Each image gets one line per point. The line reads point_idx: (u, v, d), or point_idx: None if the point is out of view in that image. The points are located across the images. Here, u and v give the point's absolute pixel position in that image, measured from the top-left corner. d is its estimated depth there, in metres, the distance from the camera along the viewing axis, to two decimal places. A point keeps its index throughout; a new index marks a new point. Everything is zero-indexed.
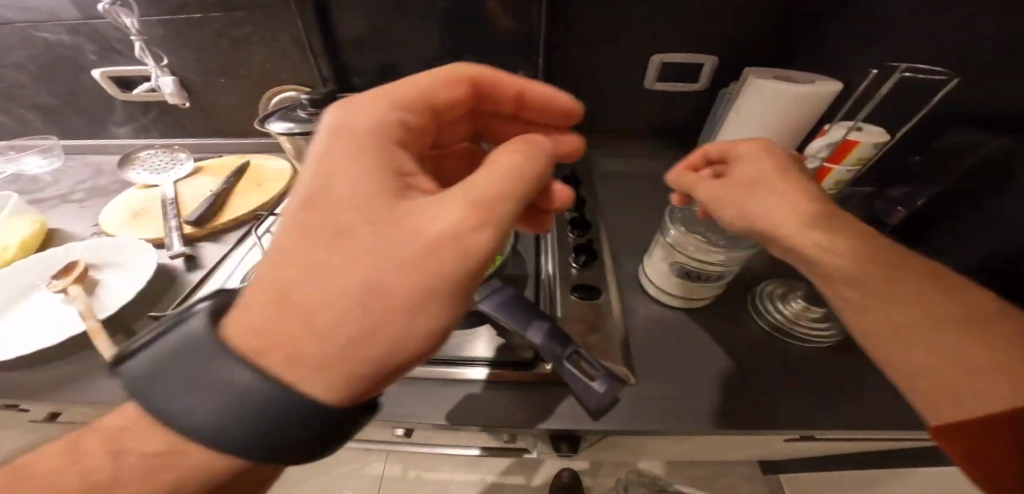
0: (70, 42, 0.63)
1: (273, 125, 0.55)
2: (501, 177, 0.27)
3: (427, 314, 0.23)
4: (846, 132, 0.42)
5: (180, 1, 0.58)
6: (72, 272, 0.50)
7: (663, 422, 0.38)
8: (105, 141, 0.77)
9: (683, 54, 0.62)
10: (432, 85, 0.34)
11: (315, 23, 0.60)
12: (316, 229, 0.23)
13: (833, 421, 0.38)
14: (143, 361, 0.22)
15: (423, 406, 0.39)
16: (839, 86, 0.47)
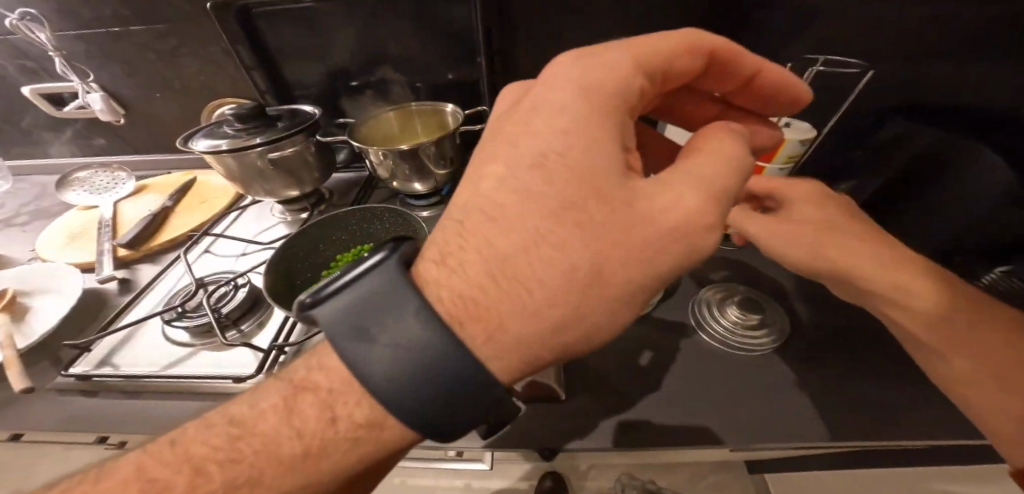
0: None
1: (201, 143, 0.54)
2: (728, 169, 0.22)
3: (630, 310, 0.20)
4: None
5: (95, 14, 0.56)
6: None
7: (638, 435, 0.36)
8: (47, 161, 0.75)
9: None
10: (670, 47, 0.26)
11: (240, 32, 0.59)
12: (549, 192, 0.20)
13: (834, 427, 0.35)
14: (341, 302, 0.19)
15: None
16: None
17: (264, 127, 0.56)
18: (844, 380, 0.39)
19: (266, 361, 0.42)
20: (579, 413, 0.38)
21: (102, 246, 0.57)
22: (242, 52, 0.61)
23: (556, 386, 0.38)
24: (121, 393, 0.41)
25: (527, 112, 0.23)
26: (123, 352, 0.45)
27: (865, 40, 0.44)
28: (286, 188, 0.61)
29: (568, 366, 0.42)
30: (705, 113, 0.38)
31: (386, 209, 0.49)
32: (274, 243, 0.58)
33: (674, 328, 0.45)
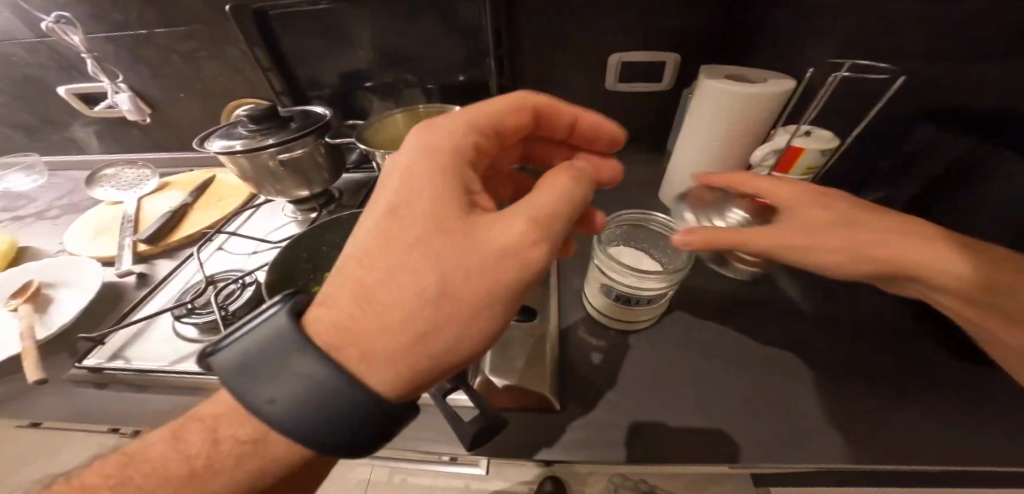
0: (32, 59, 0.64)
1: (216, 143, 0.55)
2: (554, 198, 0.28)
3: (484, 318, 0.24)
4: (790, 139, 0.39)
5: (122, 18, 0.59)
6: (25, 292, 0.49)
7: (650, 450, 0.34)
8: (81, 157, 0.77)
9: (643, 52, 0.59)
10: (501, 110, 0.35)
11: (256, 34, 0.60)
12: (397, 237, 0.25)
13: (860, 454, 0.34)
14: (230, 353, 0.24)
15: None
16: (793, 83, 0.42)
17: (276, 128, 0.57)
18: (852, 402, 0.37)
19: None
20: (587, 425, 0.37)
21: (123, 241, 0.58)
22: (259, 55, 0.62)
23: (549, 395, 0.37)
24: (131, 387, 0.43)
25: (382, 178, 0.28)
26: (135, 346, 0.47)
27: (865, 40, 0.43)
28: (297, 188, 0.62)
29: (568, 377, 0.41)
30: (558, 154, 0.48)
31: None
32: (284, 242, 0.60)
33: (674, 341, 0.44)
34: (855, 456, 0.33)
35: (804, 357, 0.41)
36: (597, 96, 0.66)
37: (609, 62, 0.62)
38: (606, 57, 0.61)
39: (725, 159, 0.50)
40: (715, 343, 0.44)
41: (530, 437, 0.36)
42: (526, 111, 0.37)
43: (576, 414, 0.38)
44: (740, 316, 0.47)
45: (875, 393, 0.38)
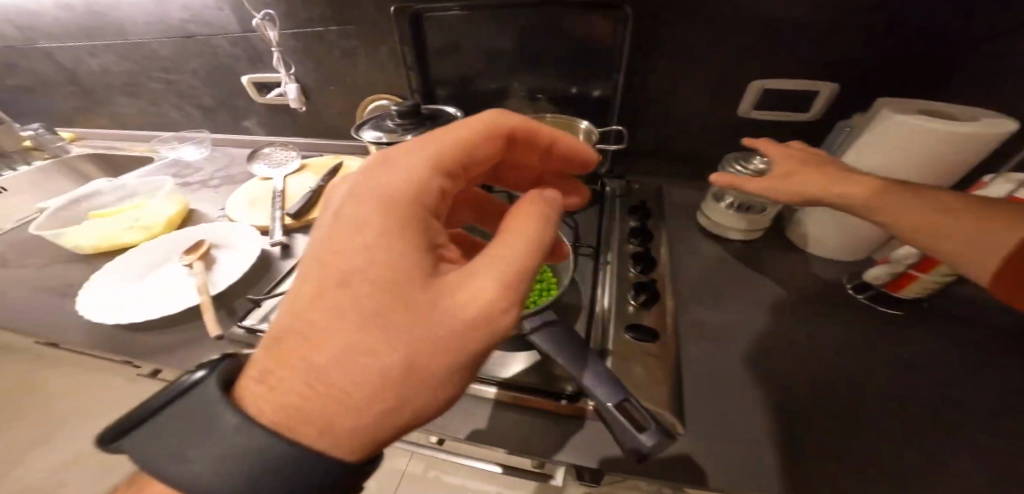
0: (230, 53, 0.75)
1: (369, 133, 0.61)
2: (526, 253, 0.26)
3: (447, 384, 0.24)
4: (1011, 189, 0.36)
5: (308, 16, 0.69)
6: (198, 250, 0.54)
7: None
8: (239, 136, 0.88)
9: (791, 80, 0.56)
10: (469, 140, 0.31)
11: (409, 37, 0.66)
12: (350, 311, 0.23)
13: None
14: (147, 437, 0.23)
15: (491, 431, 0.37)
16: (1017, 126, 0.37)
17: (417, 125, 0.62)
18: None
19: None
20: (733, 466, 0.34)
21: (274, 214, 0.64)
22: (408, 53, 0.68)
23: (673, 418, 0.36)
24: None
25: (323, 234, 0.25)
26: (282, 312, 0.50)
27: None
28: None
29: (700, 405, 0.38)
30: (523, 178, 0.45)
31: None
32: None
33: (826, 385, 0.40)
34: None
35: (996, 439, 0.35)
36: (727, 119, 0.64)
37: (747, 89, 0.59)
38: (745, 82, 0.59)
39: None
40: (879, 396, 0.39)
41: (660, 459, 0.34)
42: (500, 137, 0.34)
43: (716, 454, 0.34)
44: (902, 373, 0.41)
45: None
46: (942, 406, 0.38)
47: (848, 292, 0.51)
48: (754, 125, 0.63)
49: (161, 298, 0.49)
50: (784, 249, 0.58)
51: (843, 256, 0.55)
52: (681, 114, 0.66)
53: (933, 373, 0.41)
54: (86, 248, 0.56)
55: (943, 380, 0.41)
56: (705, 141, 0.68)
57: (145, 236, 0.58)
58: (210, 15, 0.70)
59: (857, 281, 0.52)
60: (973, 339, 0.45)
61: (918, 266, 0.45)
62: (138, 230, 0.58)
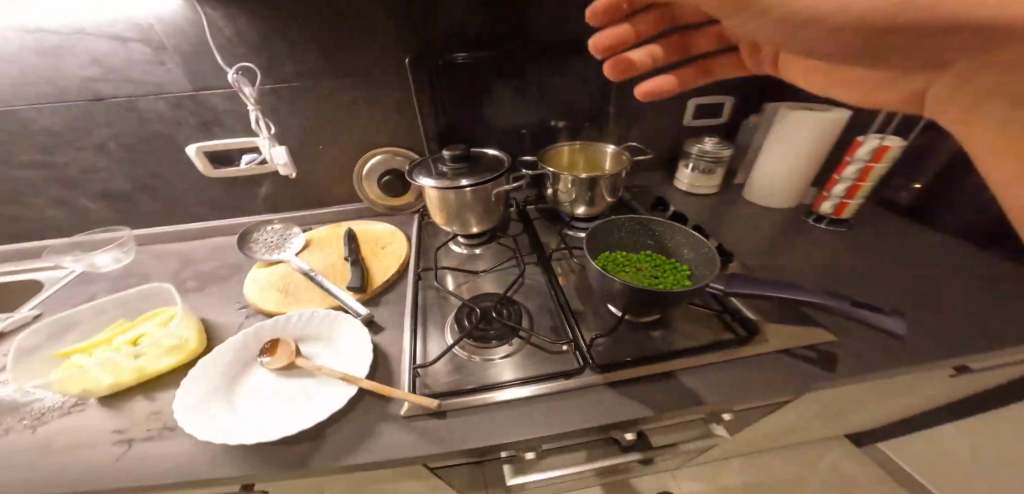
0: (170, 116, 0.62)
1: (426, 180, 0.59)
2: None
3: None
4: (881, 140, 0.68)
5: (296, 70, 0.62)
6: (291, 350, 0.45)
7: (891, 360, 0.48)
8: (184, 225, 0.73)
9: (714, 95, 0.82)
10: None
11: (425, 83, 0.67)
12: None
13: (996, 340, 0.51)
14: None
15: (727, 393, 0.45)
16: (844, 114, 0.70)
17: (469, 164, 0.63)
18: (967, 314, 0.55)
19: (583, 354, 0.48)
20: (859, 362, 0.48)
21: (331, 290, 0.57)
22: (423, 101, 0.69)
23: (823, 330, 0.51)
24: (471, 411, 0.42)
25: None
26: (443, 374, 0.46)
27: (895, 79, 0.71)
28: (478, 223, 0.65)
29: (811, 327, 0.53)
30: None
31: (629, 218, 0.57)
32: (488, 271, 0.63)
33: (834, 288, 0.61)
34: (991, 344, 0.50)
35: (919, 290, 0.60)
36: (680, 130, 0.87)
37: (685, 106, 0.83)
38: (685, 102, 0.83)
39: (807, 161, 0.76)
40: (861, 285, 0.62)
41: (836, 364, 0.48)
42: None
43: (845, 357, 0.49)
44: (849, 266, 0.67)
45: (976, 301, 0.58)
46: (879, 277, 0.64)
47: (812, 222, 0.78)
48: (697, 130, 0.88)
49: (284, 412, 0.39)
50: (744, 209, 0.83)
51: (783, 205, 0.83)
52: (650, 130, 0.85)
53: (860, 262, 0.67)
54: (95, 389, 0.40)
55: (873, 265, 0.67)
56: (669, 147, 0.89)
57: (183, 357, 0.44)
58: (145, 73, 0.57)
59: (813, 215, 0.79)
60: (868, 240, 0.73)
61: (848, 194, 0.74)
62: (170, 352, 0.43)
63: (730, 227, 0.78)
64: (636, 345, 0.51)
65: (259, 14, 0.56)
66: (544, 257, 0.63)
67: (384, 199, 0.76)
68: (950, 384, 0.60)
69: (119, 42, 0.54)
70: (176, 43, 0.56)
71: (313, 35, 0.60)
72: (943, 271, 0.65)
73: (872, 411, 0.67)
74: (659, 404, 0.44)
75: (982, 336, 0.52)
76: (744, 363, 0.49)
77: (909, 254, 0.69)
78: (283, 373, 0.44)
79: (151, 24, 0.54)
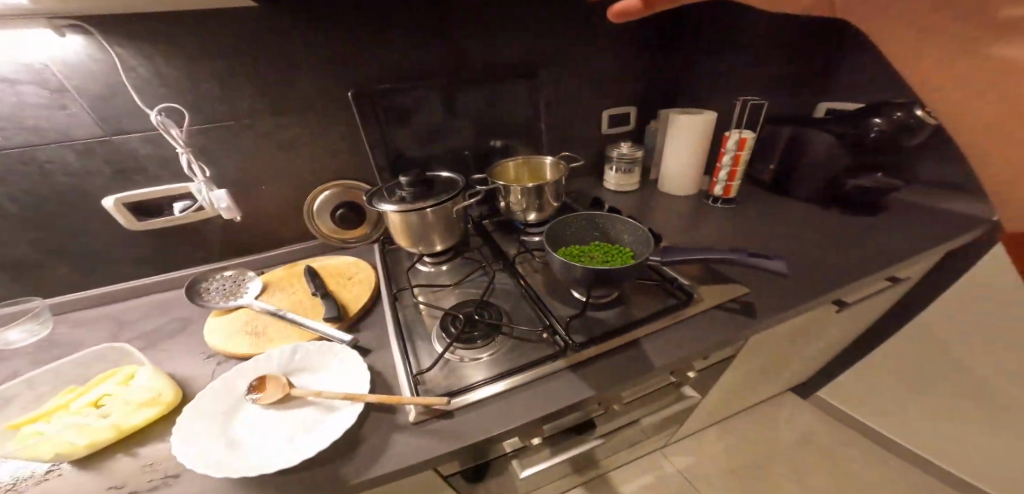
0: (78, 166, 0.56)
1: (387, 206, 0.62)
2: None
3: None
4: (740, 134, 0.88)
5: (229, 108, 0.61)
6: (284, 386, 0.48)
7: (782, 304, 0.62)
8: (106, 286, 0.66)
9: (621, 106, 0.97)
10: None
11: (368, 113, 0.70)
12: None
13: (845, 277, 0.69)
14: None
15: (677, 348, 0.56)
16: (712, 115, 0.89)
17: (426, 186, 0.67)
18: (823, 260, 0.73)
19: (561, 337, 0.55)
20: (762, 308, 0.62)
21: (307, 325, 0.58)
22: (368, 130, 0.72)
23: (737, 284, 0.65)
24: (469, 407, 0.48)
25: None
26: (440, 379, 0.51)
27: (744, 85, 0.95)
28: (443, 242, 0.69)
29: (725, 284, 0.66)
30: None
31: (577, 216, 0.67)
32: (459, 283, 0.68)
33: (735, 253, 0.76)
34: (842, 281, 0.68)
35: (790, 247, 0.78)
36: (600, 139, 1.01)
37: (600, 117, 0.97)
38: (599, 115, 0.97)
39: (698, 155, 0.94)
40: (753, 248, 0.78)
41: (749, 312, 0.61)
42: None
43: (752, 307, 0.62)
44: (742, 235, 0.84)
45: (826, 249, 0.77)
46: (762, 241, 0.81)
47: (711, 204, 0.97)
48: (613, 137, 1.03)
49: (291, 442, 0.43)
50: (662, 200, 0.99)
51: (689, 192, 1.00)
52: (576, 141, 0.97)
53: (748, 231, 0.85)
54: (69, 452, 0.41)
55: (758, 232, 0.85)
56: (594, 154, 1.02)
57: (161, 409, 0.46)
58: (43, 120, 0.52)
59: (711, 198, 0.97)
60: (751, 213, 0.92)
61: (729, 178, 0.92)
62: (149, 406, 0.45)
63: (651, 216, 0.92)
64: (600, 322, 0.60)
65: (184, 55, 0.55)
66: (509, 262, 0.70)
67: (338, 232, 0.76)
68: (822, 315, 0.79)
69: (7, 85, 0.49)
70: (81, 85, 0.52)
71: (247, 73, 0.59)
72: (803, 229, 0.84)
73: (780, 349, 0.83)
74: (626, 369, 0.53)
75: (835, 275, 0.69)
76: (686, 321, 0.60)
77: (780, 220, 0.89)
78: (276, 405, 0.48)
79: (46, 66, 0.50)
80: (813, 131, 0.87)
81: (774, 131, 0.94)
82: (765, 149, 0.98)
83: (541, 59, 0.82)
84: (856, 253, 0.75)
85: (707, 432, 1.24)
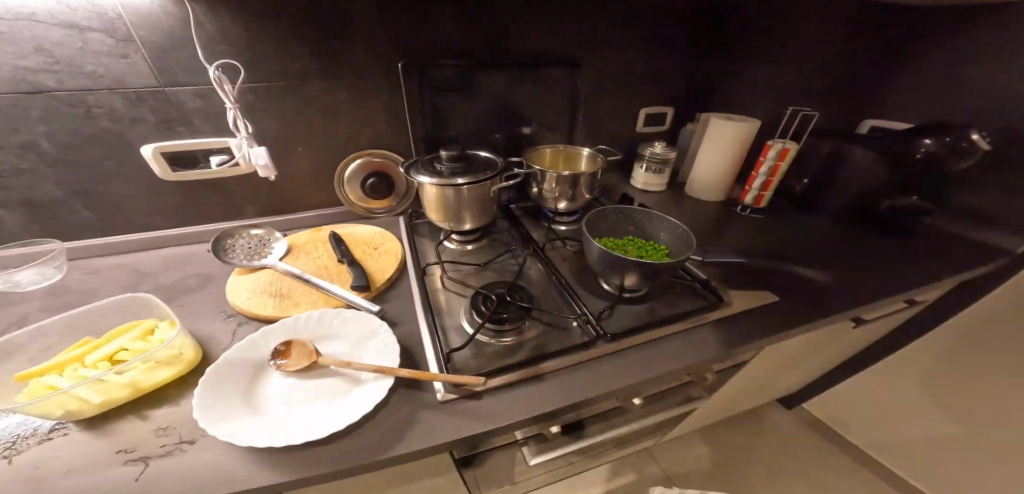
0: (124, 113, 0.55)
1: (423, 178, 0.61)
2: None
3: None
4: (782, 144, 0.87)
5: (280, 69, 0.59)
6: (312, 353, 0.47)
7: (814, 314, 0.62)
8: (130, 236, 0.65)
9: (659, 105, 0.96)
10: None
11: (414, 86, 0.69)
12: None
13: (874, 296, 0.68)
14: None
15: (707, 348, 0.55)
16: (755, 123, 0.87)
17: (465, 162, 0.66)
18: (851, 277, 0.73)
19: (594, 328, 0.55)
20: (795, 317, 0.61)
21: (334, 292, 0.57)
22: (412, 104, 0.70)
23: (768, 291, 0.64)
24: (499, 389, 0.48)
25: None
26: (469, 358, 0.51)
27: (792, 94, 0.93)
28: (475, 222, 0.69)
29: (756, 288, 0.65)
30: None
31: (613, 208, 0.66)
32: (487, 264, 0.67)
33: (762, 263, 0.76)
34: (873, 299, 0.67)
35: (818, 262, 0.78)
36: (632, 136, 1.00)
37: (637, 114, 0.96)
38: (636, 112, 0.96)
39: (733, 162, 0.93)
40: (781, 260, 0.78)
41: (781, 318, 0.61)
42: None
43: (785, 315, 0.61)
44: (769, 245, 0.83)
45: (853, 266, 0.76)
46: (789, 253, 0.81)
47: (742, 212, 0.95)
48: (645, 136, 1.01)
49: (320, 412, 0.43)
50: (688, 203, 0.98)
51: (717, 198, 0.99)
52: (608, 136, 0.96)
53: (776, 242, 0.85)
54: (82, 409, 0.40)
55: (784, 243, 0.84)
56: (624, 150, 1.01)
57: (177, 369, 0.46)
58: (102, 66, 0.51)
59: (740, 205, 0.96)
60: (777, 225, 0.91)
61: (764, 187, 0.91)
62: (165, 366, 0.45)
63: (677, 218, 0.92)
64: (631, 317, 0.59)
65: (244, 9, 0.53)
66: (538, 248, 0.69)
67: (366, 201, 0.75)
68: (840, 331, 0.79)
69: (75, 32, 0.48)
70: (149, 37, 0.51)
71: (304, 33, 0.58)
72: (830, 245, 0.84)
73: (790, 360, 0.84)
74: (658, 366, 0.52)
75: (863, 292, 0.69)
76: (715, 322, 0.60)
77: (806, 233, 0.89)
78: (302, 373, 0.47)
79: (119, 14, 0.48)
80: (852, 145, 0.87)
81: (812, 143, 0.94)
82: (798, 163, 0.97)
83: (588, 49, 0.81)
84: (884, 273, 0.75)
85: (697, 436, 1.28)
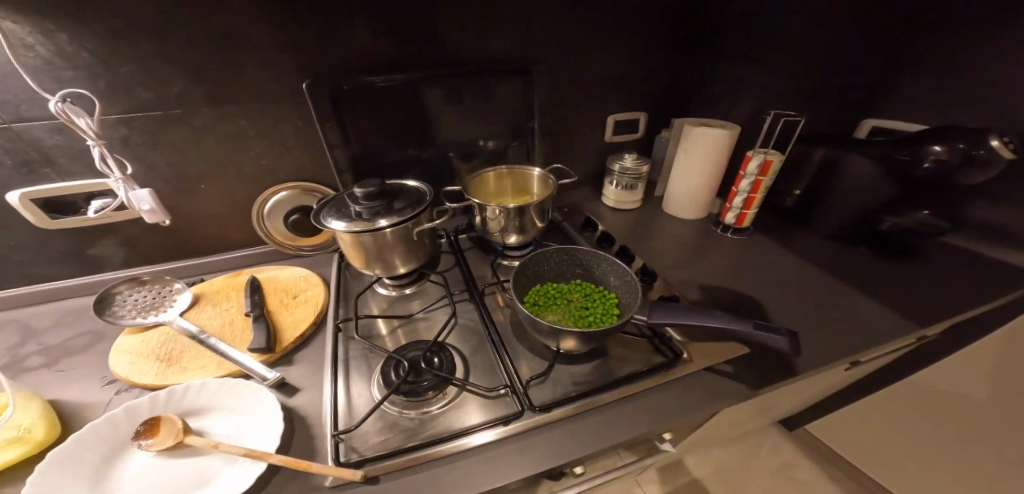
0: None
1: (336, 224, 0.53)
2: None
3: None
4: (764, 155, 0.76)
5: (153, 96, 0.51)
6: (180, 432, 0.41)
7: (789, 370, 0.53)
8: (24, 288, 0.59)
9: (627, 112, 0.86)
10: None
11: (328, 108, 0.60)
12: None
13: (868, 341, 0.58)
14: None
15: (654, 415, 0.47)
16: (735, 131, 0.77)
17: (387, 201, 0.56)
18: (840, 315, 0.63)
19: (522, 396, 0.47)
20: (765, 376, 0.52)
21: (227, 357, 0.50)
22: (329, 128, 0.62)
23: (734, 342, 0.56)
24: (397, 473, 0.40)
25: None
26: (370, 435, 0.44)
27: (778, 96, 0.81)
28: (403, 264, 0.61)
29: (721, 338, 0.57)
30: None
31: (557, 248, 0.57)
32: (417, 314, 0.60)
33: (739, 299, 0.66)
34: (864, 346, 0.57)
35: (804, 294, 0.68)
36: (600, 148, 0.90)
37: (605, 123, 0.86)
38: (602, 121, 0.86)
39: (710, 177, 0.83)
40: (761, 292, 0.68)
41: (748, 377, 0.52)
42: None
43: (753, 374, 0.52)
44: (750, 272, 0.74)
45: (842, 298, 0.66)
46: (771, 282, 0.71)
47: (719, 232, 0.86)
48: (614, 147, 0.92)
49: None
50: (663, 222, 0.89)
51: (696, 216, 0.90)
52: (572, 149, 0.87)
53: (757, 267, 0.75)
54: None
55: (767, 269, 0.75)
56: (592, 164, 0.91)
57: (26, 449, 0.39)
58: None
59: (721, 225, 0.87)
60: (762, 246, 0.81)
61: (745, 206, 0.81)
62: (8, 446, 0.38)
63: (649, 240, 0.82)
64: (569, 379, 0.51)
65: (88, 30, 0.45)
66: (475, 292, 0.62)
67: (292, 238, 0.68)
68: (830, 372, 0.69)
69: None
70: None
71: (174, 55, 0.50)
72: (820, 270, 0.74)
73: (775, 400, 0.75)
74: (594, 439, 0.44)
75: (855, 337, 0.58)
76: (669, 383, 0.51)
77: (796, 256, 0.78)
78: (171, 454, 0.41)
79: None
80: (848, 153, 0.77)
81: (803, 152, 0.83)
82: (789, 174, 0.86)
83: (539, 54, 0.71)
84: (880, 308, 0.64)
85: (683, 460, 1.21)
